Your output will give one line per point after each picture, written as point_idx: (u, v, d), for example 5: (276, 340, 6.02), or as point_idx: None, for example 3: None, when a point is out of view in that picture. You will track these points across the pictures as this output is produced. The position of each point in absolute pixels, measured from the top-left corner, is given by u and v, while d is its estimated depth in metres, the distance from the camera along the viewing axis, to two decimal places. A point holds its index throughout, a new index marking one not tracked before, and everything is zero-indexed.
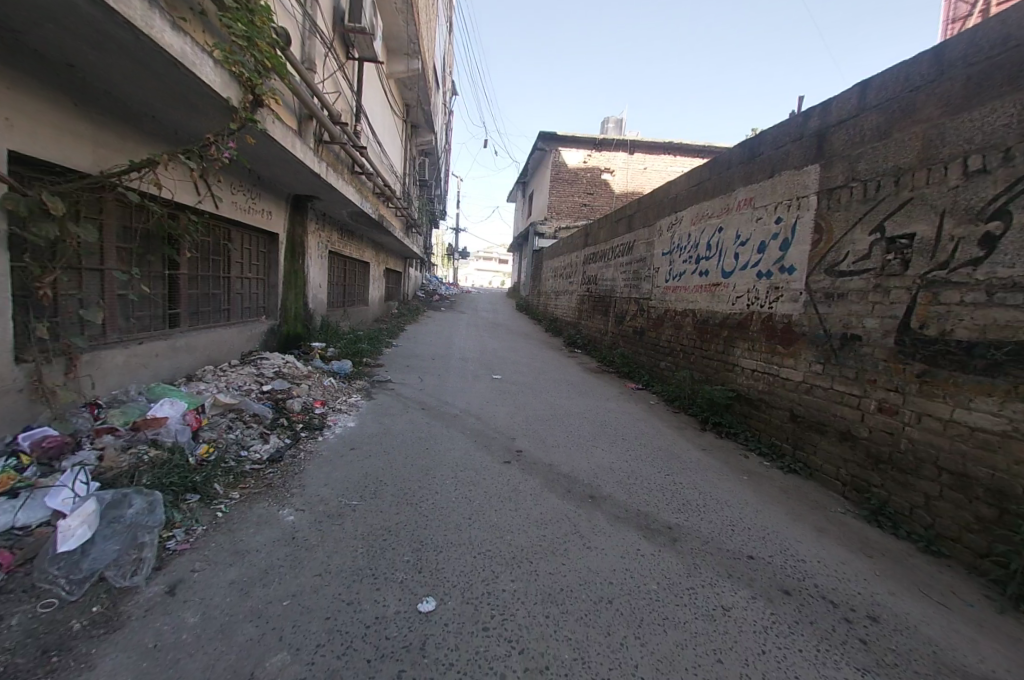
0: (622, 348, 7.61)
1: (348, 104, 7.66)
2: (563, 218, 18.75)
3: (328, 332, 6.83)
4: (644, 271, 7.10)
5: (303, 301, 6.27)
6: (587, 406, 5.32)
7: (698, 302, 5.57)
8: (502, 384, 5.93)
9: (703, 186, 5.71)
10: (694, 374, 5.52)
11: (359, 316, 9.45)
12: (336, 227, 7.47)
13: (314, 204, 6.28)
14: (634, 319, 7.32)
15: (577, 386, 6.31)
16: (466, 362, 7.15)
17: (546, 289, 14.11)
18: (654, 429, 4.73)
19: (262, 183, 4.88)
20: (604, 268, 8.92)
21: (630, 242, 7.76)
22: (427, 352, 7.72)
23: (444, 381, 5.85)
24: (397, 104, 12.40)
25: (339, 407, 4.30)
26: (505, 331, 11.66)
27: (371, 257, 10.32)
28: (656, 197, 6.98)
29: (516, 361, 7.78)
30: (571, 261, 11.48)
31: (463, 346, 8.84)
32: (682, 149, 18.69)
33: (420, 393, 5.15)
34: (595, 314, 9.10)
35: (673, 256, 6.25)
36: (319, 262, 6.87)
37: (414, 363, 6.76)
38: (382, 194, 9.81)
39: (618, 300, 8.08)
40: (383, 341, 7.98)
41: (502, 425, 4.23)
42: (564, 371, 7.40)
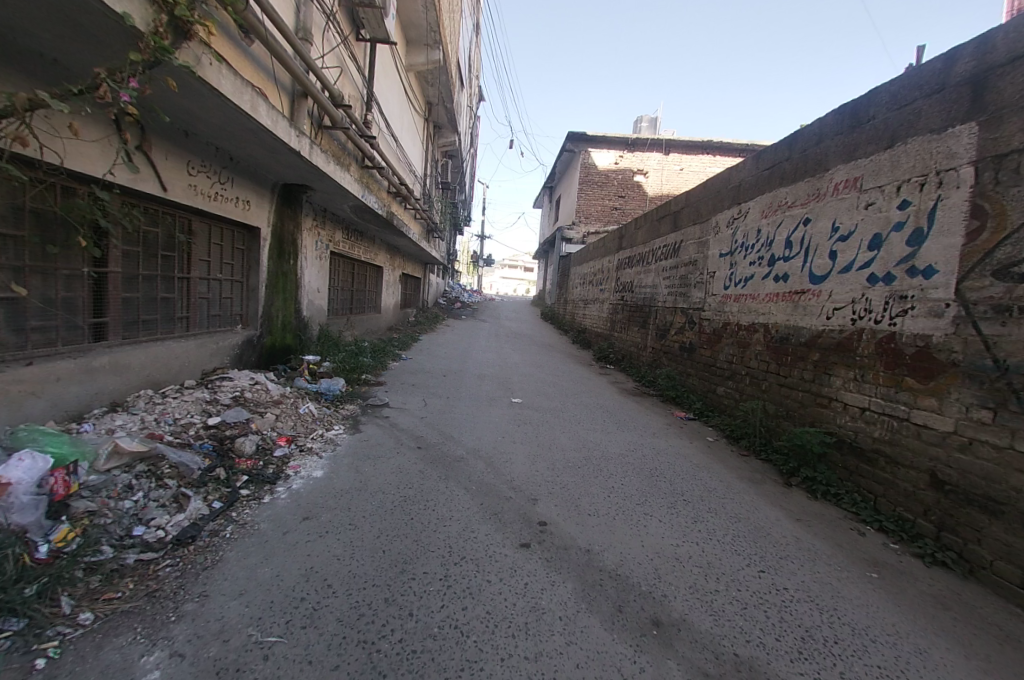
0: (667, 367, 6.41)
1: (355, 89, 6.86)
2: (592, 222, 17.62)
3: (326, 343, 5.97)
4: (695, 276, 5.91)
5: (295, 307, 5.43)
6: (630, 443, 4.21)
7: (776, 315, 4.35)
8: (525, 410, 4.87)
9: (780, 168, 4.50)
10: (771, 407, 4.30)
11: (371, 324, 8.61)
12: (340, 225, 6.63)
13: (309, 197, 5.44)
14: (682, 333, 6.13)
15: (616, 413, 5.20)
16: (482, 380, 6.13)
17: (574, 297, 12.99)
18: (722, 483, 3.57)
19: (232, 166, 4.04)
20: (643, 273, 7.74)
21: (676, 242, 6.58)
22: (438, 367, 6.73)
23: (452, 404, 4.83)
24: (417, 100, 11.69)
25: (307, 445, 3.32)
26: (529, 343, 10.62)
27: (386, 261, 9.51)
28: (711, 188, 5.79)
29: (542, 379, 6.70)
30: (603, 267, 10.32)
31: (483, 360, 7.84)
32: (722, 148, 17.28)
33: (420, 422, 4.14)
34: (632, 325, 7.92)
35: (737, 258, 5.06)
36: (318, 263, 6.02)
37: (421, 381, 5.78)
38: (398, 192, 9.00)
39: (660, 310, 6.90)
40: (392, 353, 7.07)
41: (519, 477, 3.16)
42: (598, 393, 6.27)
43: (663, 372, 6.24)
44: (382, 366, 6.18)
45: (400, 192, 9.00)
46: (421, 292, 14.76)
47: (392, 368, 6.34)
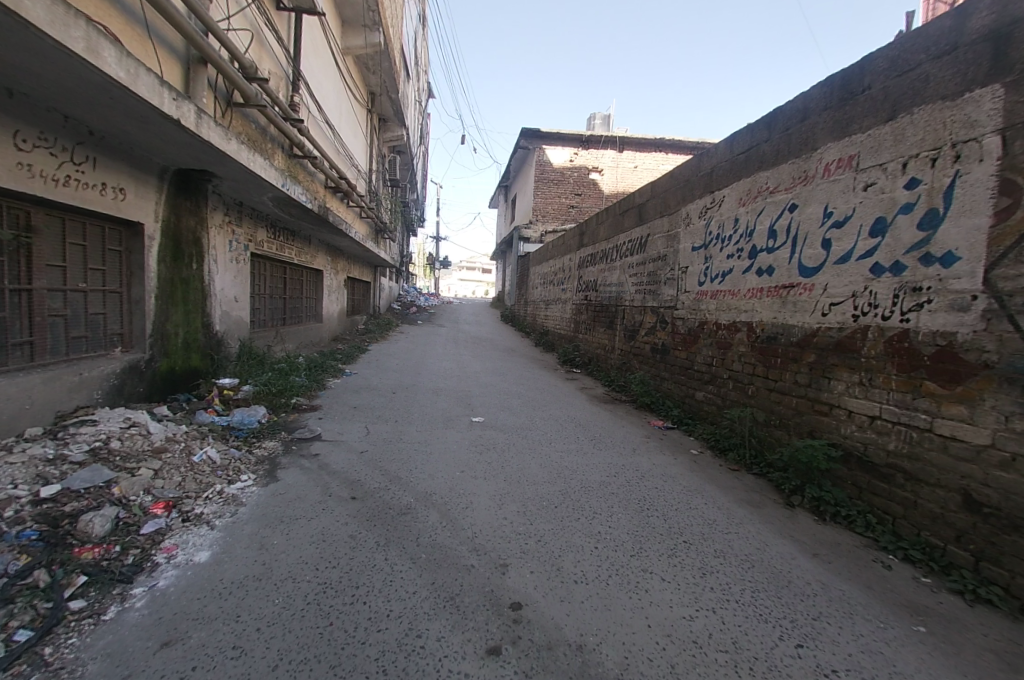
0: (639, 371, 5.94)
1: (275, 65, 5.87)
2: (549, 221, 17.20)
3: (248, 362, 5.01)
4: (665, 272, 5.46)
5: (203, 321, 4.45)
6: (612, 464, 3.64)
7: (761, 313, 3.93)
8: (488, 431, 4.19)
9: (760, 151, 4.11)
10: (761, 414, 3.88)
11: (310, 335, 7.61)
12: (263, 223, 5.65)
13: (213, 186, 4.46)
14: (654, 334, 5.66)
15: (591, 426, 4.62)
16: (437, 396, 5.38)
17: (535, 298, 12.45)
18: (722, 512, 3.06)
19: (94, 142, 3.03)
20: (607, 270, 7.26)
21: (642, 236, 6.12)
22: (387, 383, 5.91)
23: (400, 430, 4.07)
24: (358, 88, 10.70)
25: (193, 511, 2.44)
26: (489, 348, 9.94)
27: (326, 263, 8.50)
28: (678, 177, 5.35)
29: (506, 389, 6.04)
30: (563, 265, 9.80)
31: (439, 370, 7.07)
32: (673, 146, 17.41)
33: (358, 458, 3.35)
34: (598, 326, 7.41)
35: (712, 250, 4.62)
36: (236, 267, 5.05)
37: (366, 401, 4.96)
38: (335, 187, 8.02)
39: (627, 310, 6.42)
40: (333, 368, 6.16)
41: (482, 531, 2.48)
42: (568, 402, 5.69)
43: (635, 377, 5.76)
44: (319, 385, 5.29)
45: (340, 187, 8.04)
46: (372, 296, 13.71)
47: (332, 387, 5.45)
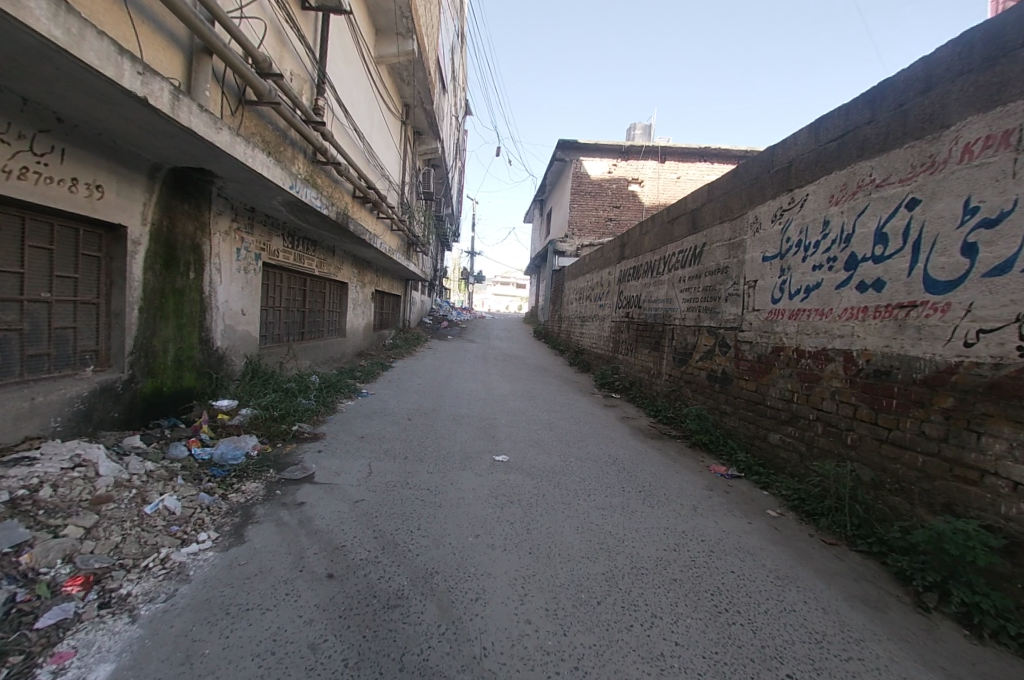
0: (693, 402, 5.05)
1: (297, 67, 5.58)
2: (585, 234, 16.48)
3: (252, 380, 4.57)
4: (727, 287, 4.62)
5: (199, 336, 4.05)
6: (667, 528, 2.84)
7: (864, 339, 3.01)
8: (512, 473, 3.47)
9: (858, 135, 3.23)
10: (866, 473, 2.93)
11: (332, 350, 7.21)
12: (279, 231, 5.30)
13: (217, 188, 4.11)
14: (712, 359, 4.78)
15: (638, 470, 3.82)
16: (458, 423, 4.74)
17: (570, 315, 11.71)
18: (826, 613, 2.19)
19: (62, 132, 2.72)
20: (653, 285, 6.44)
21: (697, 245, 5.29)
22: (402, 406, 5.33)
23: (407, 468, 3.42)
24: (393, 100, 10.53)
25: (117, 593, 1.87)
26: (520, 367, 9.26)
27: (355, 276, 8.13)
28: (745, 175, 4.52)
29: (536, 417, 5.34)
30: (602, 279, 9.02)
31: (464, 392, 6.44)
32: (720, 155, 16.35)
33: (346, 509, 2.72)
34: (642, 347, 6.57)
35: (791, 260, 3.74)
36: (244, 279, 4.65)
37: (375, 428, 4.37)
38: (362, 196, 7.67)
39: (677, 329, 5.58)
40: (348, 387, 5.66)
41: (485, 640, 1.75)
42: (608, 434, 4.89)
43: (691, 410, 4.88)
44: (328, 406, 4.77)
45: (367, 196, 7.68)
46: (403, 310, 13.42)
47: (342, 409, 4.92)
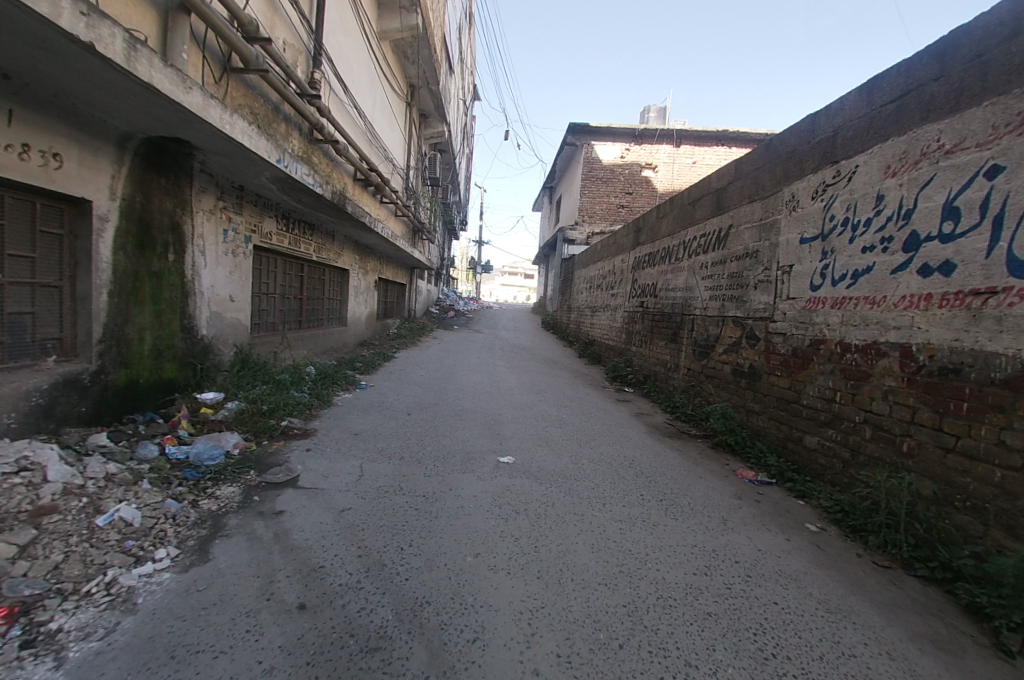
0: (716, 399, 4.66)
1: (291, 37, 5.18)
2: (596, 221, 15.93)
3: (242, 371, 4.27)
4: (756, 273, 4.20)
5: (181, 324, 3.74)
6: (695, 545, 2.49)
7: (926, 331, 2.58)
8: (518, 477, 3.13)
9: (923, 93, 2.74)
10: (925, 486, 2.54)
11: (333, 339, 6.91)
12: (273, 213, 4.96)
13: (199, 162, 3.75)
14: (738, 353, 4.38)
15: (658, 475, 3.46)
16: (461, 418, 4.40)
17: (580, 304, 11.28)
18: (892, 659, 1.82)
19: (9, 90, 2.39)
20: (671, 272, 6.00)
21: (722, 228, 4.84)
22: (403, 399, 5.00)
23: (402, 470, 3.10)
24: (399, 79, 10.06)
25: (43, 629, 1.56)
26: (528, 358, 8.90)
27: (358, 263, 7.79)
28: (780, 149, 4.05)
29: (546, 412, 4.99)
30: (614, 267, 8.57)
31: (468, 384, 6.10)
32: (739, 138, 15.62)
33: (329, 519, 2.40)
34: (658, 339, 6.17)
35: (835, 243, 3.30)
36: (233, 263, 4.31)
37: (371, 423, 4.05)
38: (362, 178, 7.29)
39: (698, 320, 5.17)
40: (346, 378, 5.35)
41: None
42: (623, 432, 4.53)
43: (715, 408, 4.48)
44: (323, 398, 4.45)
45: (369, 178, 7.30)
46: (408, 299, 13.10)
47: (337, 401, 4.59)
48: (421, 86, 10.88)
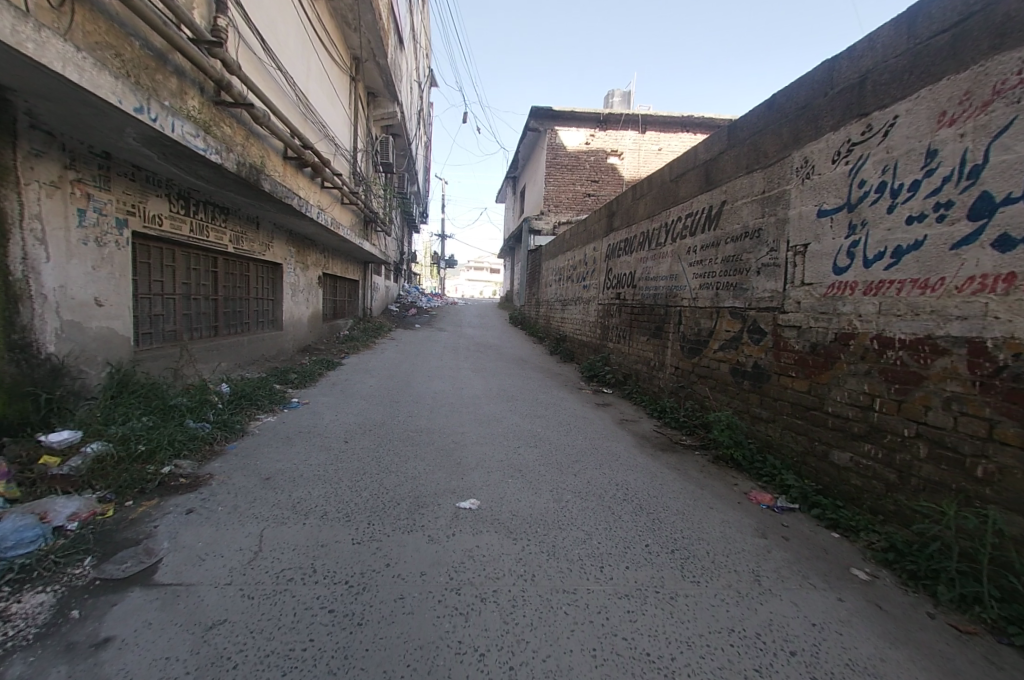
0: (711, 402, 4.03)
1: None
2: (562, 210, 15.23)
3: (119, 398, 3.23)
4: (759, 255, 3.56)
5: (8, 341, 2.59)
6: (734, 631, 1.78)
7: (1008, 321, 1.99)
8: (484, 530, 2.32)
9: (992, 14, 2.17)
10: (1018, 524, 1.96)
11: (266, 346, 5.84)
12: (165, 191, 3.85)
13: (25, 110, 2.52)
14: (738, 349, 3.75)
15: (661, 507, 2.77)
16: (411, 441, 3.54)
17: (548, 298, 10.55)
18: None
19: None
20: (651, 258, 5.33)
21: (713, 204, 4.18)
22: (341, 418, 4.08)
23: (320, 532, 2.22)
24: (342, 49, 8.90)
25: None
26: (496, 358, 8.09)
27: (294, 256, 6.69)
28: (791, 107, 3.40)
29: (519, 424, 4.21)
30: (586, 256, 7.87)
31: (426, 392, 5.23)
32: (703, 124, 15.29)
33: (185, 651, 1.50)
34: (638, 334, 5.50)
35: (869, 214, 2.73)
36: (93, 255, 3.13)
37: (291, 459, 3.12)
38: (293, 155, 6.18)
39: (686, 311, 4.52)
40: (274, 395, 4.37)
41: None
42: (610, 446, 3.82)
43: (716, 414, 3.83)
44: (234, 426, 3.45)
45: (301, 156, 6.21)
46: (362, 297, 11.95)
47: (255, 428, 3.63)
48: (367, 58, 9.66)
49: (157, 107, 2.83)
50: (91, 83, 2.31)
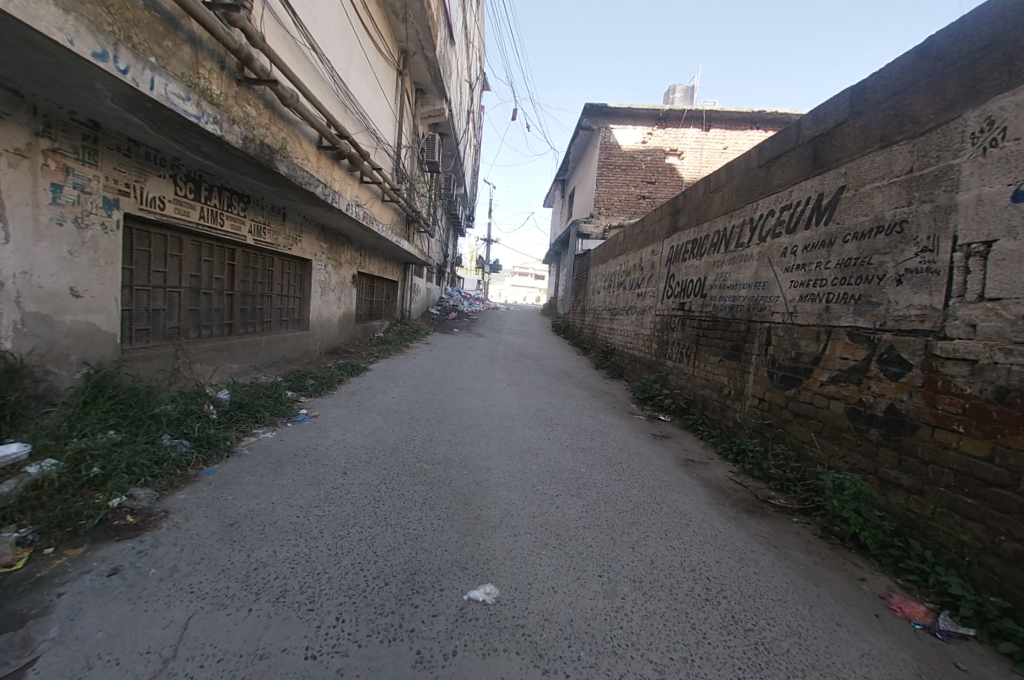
0: (819, 452, 3.02)
1: None
2: (614, 213, 14.22)
3: (94, 405, 2.82)
4: (903, 256, 2.56)
5: None
6: None
7: None
8: (498, 649, 1.53)
9: None
10: None
11: (289, 347, 5.39)
12: (172, 173, 3.49)
13: None
14: (863, 384, 2.75)
15: (764, 620, 1.86)
16: (419, 476, 2.83)
17: (597, 307, 9.64)
18: None
19: None
20: (728, 263, 4.37)
21: (824, 192, 3.20)
22: (347, 436, 3.43)
23: (267, 630, 1.55)
24: (391, 42, 8.55)
25: None
26: (536, 370, 7.31)
27: (326, 252, 6.21)
28: (963, 49, 2.40)
29: (559, 460, 3.38)
30: (642, 261, 6.94)
31: (454, 407, 4.52)
32: (777, 120, 13.76)
33: None
34: (709, 353, 4.52)
35: None
36: (74, 241, 2.81)
37: (270, 493, 2.50)
38: (328, 144, 5.78)
39: (779, 329, 3.53)
40: (279, 404, 3.81)
41: None
42: (676, 501, 2.92)
43: (826, 473, 2.83)
44: (213, 449, 2.88)
45: (336, 146, 5.79)
46: (401, 299, 11.55)
47: (243, 449, 3.05)
48: (415, 51, 9.25)
49: (131, 53, 2.39)
50: (26, 11, 1.88)
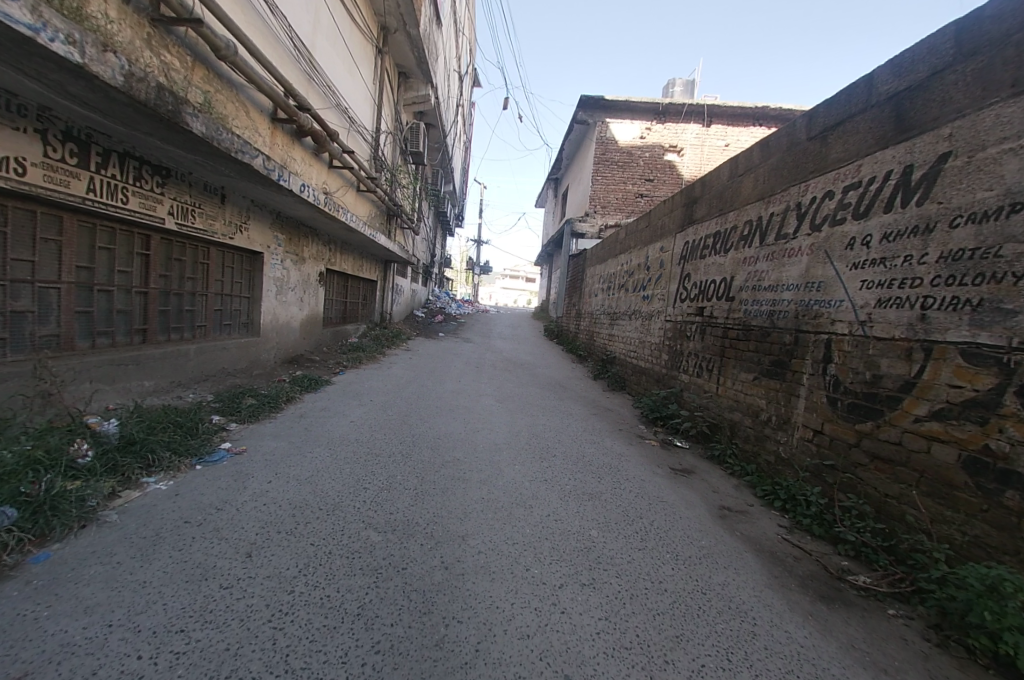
0: (923, 515, 2.25)
1: None
2: (611, 211, 13.45)
3: None
4: None
5: None
6: None
7: None
8: None
9: None
10: None
11: (230, 357, 4.44)
12: (41, 128, 2.51)
13: None
14: (993, 425, 2.00)
15: None
16: (358, 558, 1.92)
17: (593, 310, 8.82)
18: None
19: None
20: (761, 258, 3.57)
21: (915, 163, 2.47)
22: (270, 484, 2.51)
23: None
24: (368, 13, 7.64)
25: None
26: (528, 381, 6.44)
27: (283, 243, 5.30)
28: None
29: (560, 516, 2.49)
30: (648, 258, 6.13)
31: (426, 434, 3.61)
32: (780, 117, 13.15)
33: None
34: (739, 368, 3.68)
35: None
36: None
37: (114, 603, 1.59)
38: (285, 117, 4.89)
39: (846, 342, 2.75)
40: (189, 439, 2.85)
41: None
42: (730, 589, 2.07)
43: (958, 568, 1.99)
44: (54, 518, 1.93)
45: (294, 119, 4.90)
46: (381, 299, 10.59)
47: (109, 513, 2.11)
48: (395, 28, 8.35)
49: None
50: None
